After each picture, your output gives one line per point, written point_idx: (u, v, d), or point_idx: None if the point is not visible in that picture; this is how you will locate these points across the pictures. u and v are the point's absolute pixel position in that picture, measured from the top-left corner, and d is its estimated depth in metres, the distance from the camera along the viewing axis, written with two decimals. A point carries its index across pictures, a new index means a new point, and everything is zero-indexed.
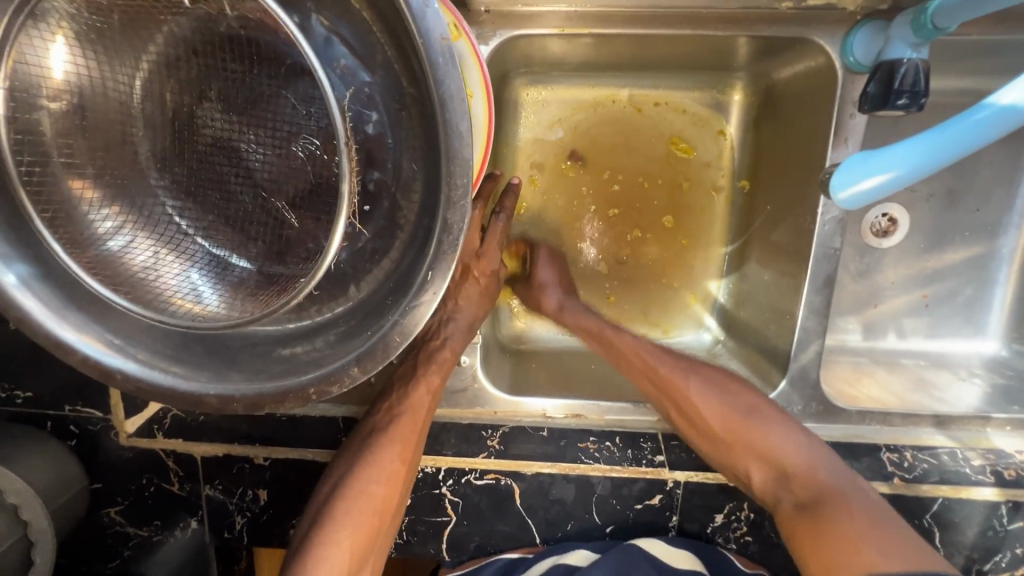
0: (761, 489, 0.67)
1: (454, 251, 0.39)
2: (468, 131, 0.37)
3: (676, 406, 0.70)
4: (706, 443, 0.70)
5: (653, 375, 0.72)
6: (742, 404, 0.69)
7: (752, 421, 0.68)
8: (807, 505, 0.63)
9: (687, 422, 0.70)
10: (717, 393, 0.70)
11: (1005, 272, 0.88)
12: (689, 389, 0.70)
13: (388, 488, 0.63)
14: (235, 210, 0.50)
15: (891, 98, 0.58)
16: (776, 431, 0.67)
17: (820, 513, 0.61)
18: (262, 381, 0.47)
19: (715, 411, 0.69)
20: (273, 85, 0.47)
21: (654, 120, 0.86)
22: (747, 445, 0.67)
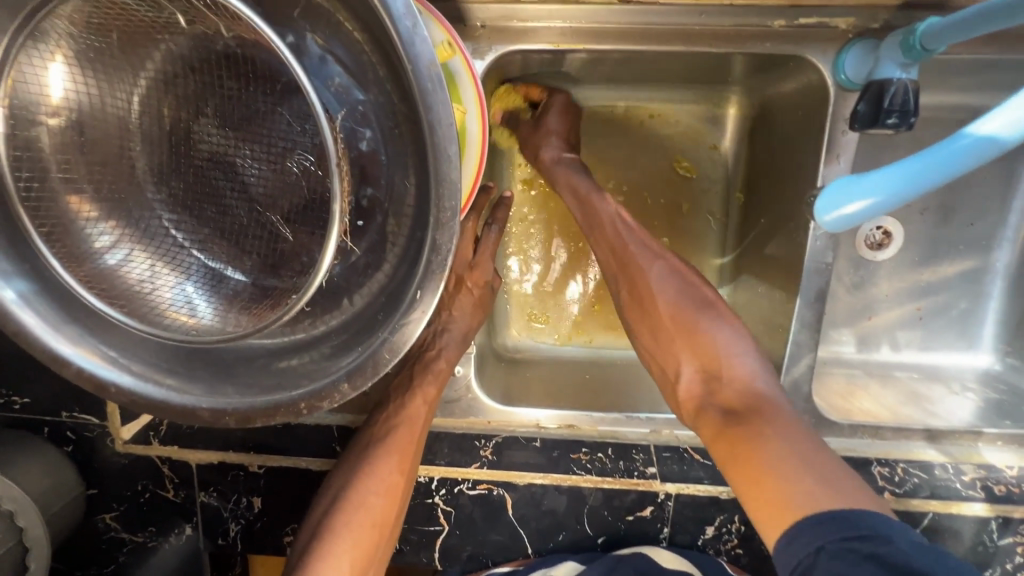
0: (687, 387, 0.63)
1: (443, 270, 0.40)
2: (456, 155, 0.37)
3: (633, 287, 0.68)
4: (651, 334, 0.67)
5: (619, 251, 0.70)
6: (702, 301, 0.66)
7: (703, 315, 0.65)
8: (732, 410, 0.57)
9: (642, 307, 0.68)
10: (676, 277, 0.67)
11: (998, 286, 0.88)
12: (649, 271, 0.68)
13: (386, 500, 0.63)
14: (230, 223, 0.51)
15: (881, 117, 0.58)
16: (721, 333, 0.64)
17: (747, 418, 0.56)
18: (254, 396, 0.47)
19: (672, 295, 0.66)
20: (268, 102, 0.48)
21: (654, 133, 0.86)
22: (690, 338, 0.63)
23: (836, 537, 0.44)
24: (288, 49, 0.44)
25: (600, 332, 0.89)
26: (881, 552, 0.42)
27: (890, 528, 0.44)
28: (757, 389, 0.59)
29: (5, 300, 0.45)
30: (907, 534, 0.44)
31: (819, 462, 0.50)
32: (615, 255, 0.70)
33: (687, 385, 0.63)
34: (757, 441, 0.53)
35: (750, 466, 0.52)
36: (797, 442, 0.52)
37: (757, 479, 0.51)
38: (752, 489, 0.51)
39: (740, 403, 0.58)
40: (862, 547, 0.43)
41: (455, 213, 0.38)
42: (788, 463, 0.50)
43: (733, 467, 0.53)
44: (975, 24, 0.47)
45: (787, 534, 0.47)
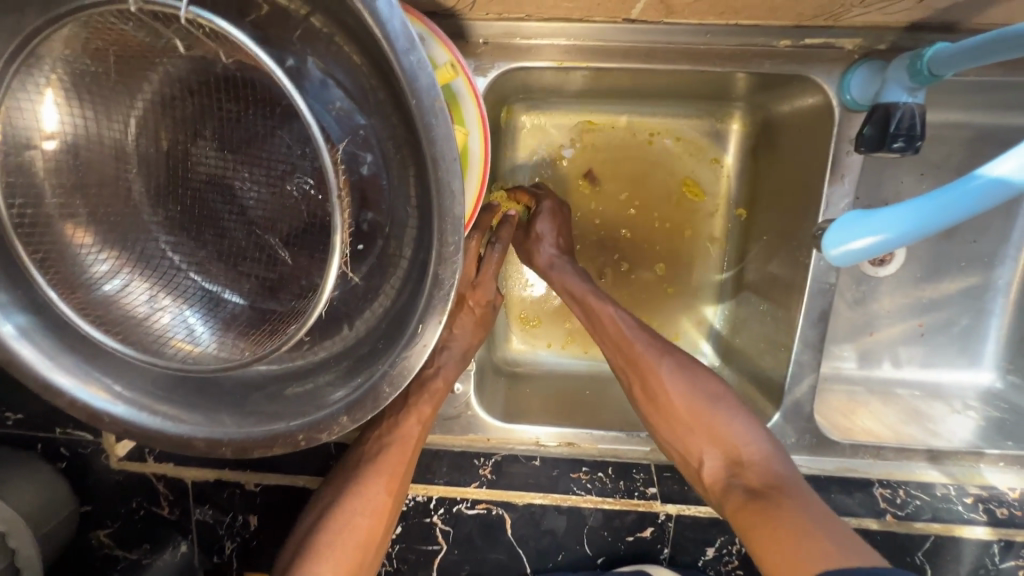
0: (711, 476, 0.63)
1: (445, 305, 0.39)
2: (461, 191, 0.37)
3: (645, 382, 0.68)
4: (665, 428, 0.67)
5: (626, 348, 0.70)
6: (711, 389, 0.66)
7: (715, 406, 0.65)
8: (758, 494, 0.58)
9: (655, 403, 0.67)
10: (686, 371, 0.67)
11: (1000, 303, 0.88)
12: (659, 367, 0.67)
13: (372, 520, 0.63)
14: (230, 247, 0.50)
15: (887, 141, 0.58)
16: (735, 421, 0.64)
17: (775, 500, 0.57)
18: (251, 425, 0.46)
19: (683, 389, 0.66)
20: (268, 125, 0.47)
21: (659, 148, 0.86)
22: (704, 429, 0.64)
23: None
24: (288, 78, 0.41)
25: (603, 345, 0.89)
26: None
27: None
28: (778, 470, 0.60)
29: (5, 334, 0.45)
30: None
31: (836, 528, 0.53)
32: (628, 349, 0.70)
33: (711, 475, 0.63)
34: (783, 518, 0.55)
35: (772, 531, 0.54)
36: (821, 516, 0.54)
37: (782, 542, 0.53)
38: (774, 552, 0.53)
39: (765, 485, 0.59)
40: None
41: (458, 247, 0.38)
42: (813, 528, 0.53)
43: (763, 546, 0.54)
44: (983, 53, 0.47)
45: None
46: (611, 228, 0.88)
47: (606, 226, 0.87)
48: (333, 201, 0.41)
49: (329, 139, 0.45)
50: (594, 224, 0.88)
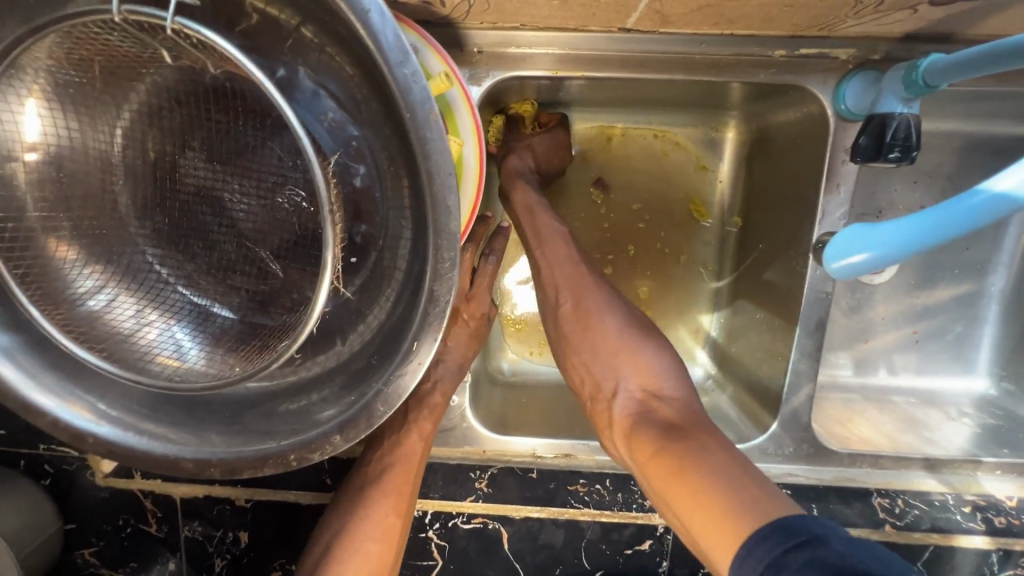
0: (625, 407, 0.63)
1: (440, 321, 0.38)
2: (457, 206, 0.36)
3: (577, 308, 0.68)
4: (589, 354, 0.67)
5: (572, 267, 0.71)
6: (643, 327, 0.68)
7: (643, 338, 0.67)
8: (666, 427, 0.59)
9: (583, 329, 0.68)
10: (620, 304, 0.69)
11: (993, 310, 0.88)
12: (598, 293, 0.69)
13: (382, 546, 0.61)
14: (218, 260, 0.49)
15: (884, 151, 0.58)
16: (655, 358, 0.66)
17: (681, 432, 0.58)
18: (241, 446, 0.45)
19: (615, 318, 0.68)
20: (258, 136, 0.46)
21: (661, 158, 0.85)
22: (629, 356, 0.65)
23: (781, 550, 0.44)
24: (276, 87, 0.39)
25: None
26: (821, 555, 0.42)
27: (824, 529, 0.45)
28: (685, 409, 0.61)
29: None
30: (835, 529, 0.45)
31: (747, 479, 0.51)
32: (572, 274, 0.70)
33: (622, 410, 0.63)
34: (691, 465, 0.53)
35: (689, 489, 0.52)
36: (728, 461, 0.53)
37: (701, 512, 0.51)
38: (696, 512, 0.51)
39: (673, 421, 0.60)
40: (803, 554, 0.43)
41: (454, 263, 0.37)
42: (723, 488, 0.50)
43: (675, 494, 0.53)
44: (979, 65, 0.47)
45: (741, 554, 0.46)
46: (614, 236, 0.87)
47: (611, 232, 0.87)
48: (324, 214, 0.39)
49: (323, 152, 0.44)
50: (600, 229, 0.87)
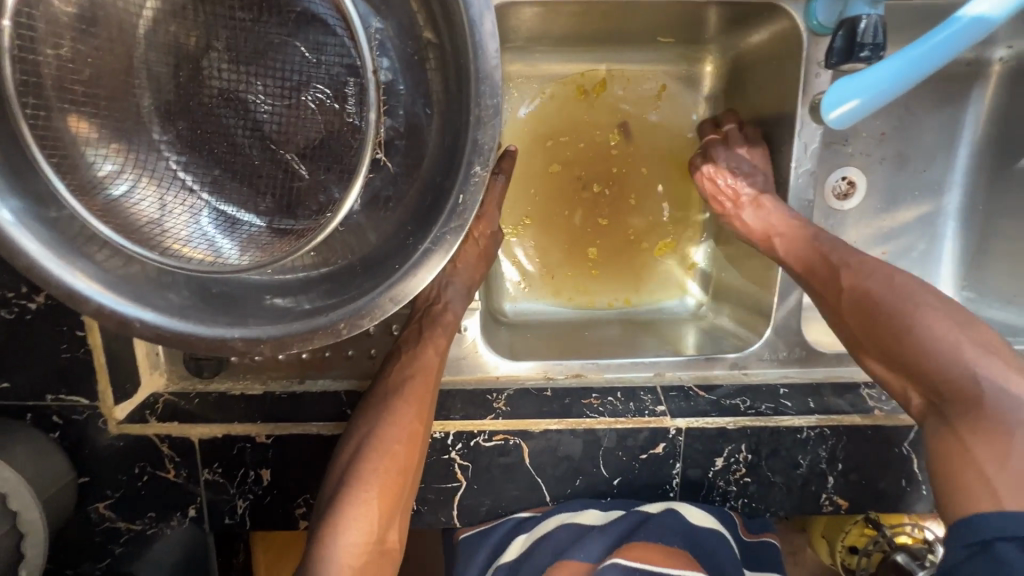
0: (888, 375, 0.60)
1: (483, 166, 0.46)
2: (497, 56, 0.44)
3: (833, 297, 0.64)
4: (881, 340, 0.59)
5: (806, 255, 0.68)
6: (904, 294, 0.59)
7: (917, 312, 0.58)
8: (947, 404, 0.54)
9: (826, 293, 0.65)
10: (885, 277, 0.61)
11: (950, 227, 0.94)
12: (834, 266, 0.65)
13: (408, 448, 0.62)
14: (242, 163, 0.51)
15: (855, 51, 0.64)
16: (961, 333, 0.55)
17: (971, 419, 0.51)
18: (288, 323, 0.49)
19: (877, 292, 0.61)
20: (282, 33, 0.48)
21: (652, 100, 0.89)
22: (888, 323, 0.59)
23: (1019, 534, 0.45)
24: None
25: (576, 286, 0.92)
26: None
27: None
28: (985, 387, 0.52)
29: (3, 222, 0.43)
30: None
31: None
32: (821, 264, 0.67)
33: (916, 404, 0.57)
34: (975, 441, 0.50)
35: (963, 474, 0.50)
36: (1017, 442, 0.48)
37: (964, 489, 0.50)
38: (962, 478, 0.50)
39: (957, 410, 0.52)
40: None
41: (496, 110, 0.45)
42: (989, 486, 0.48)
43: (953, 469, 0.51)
44: None
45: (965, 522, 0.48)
46: (606, 181, 0.90)
47: (611, 177, 0.90)
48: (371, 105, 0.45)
49: (375, 56, 0.48)
50: (603, 173, 0.90)
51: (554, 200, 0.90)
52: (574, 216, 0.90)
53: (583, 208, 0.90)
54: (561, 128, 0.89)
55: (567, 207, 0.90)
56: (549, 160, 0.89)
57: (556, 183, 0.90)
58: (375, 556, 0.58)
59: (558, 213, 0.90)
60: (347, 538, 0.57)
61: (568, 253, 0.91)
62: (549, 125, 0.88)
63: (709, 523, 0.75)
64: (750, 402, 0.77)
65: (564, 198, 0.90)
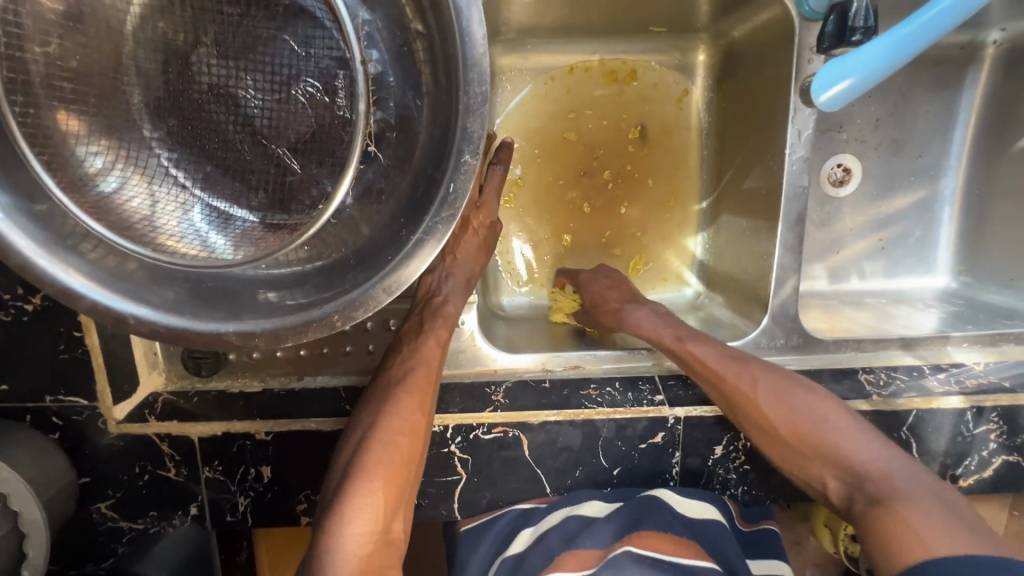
0: (806, 466, 0.66)
1: (472, 154, 0.46)
2: (483, 41, 0.44)
3: (744, 401, 0.69)
4: (800, 436, 0.66)
5: (712, 358, 0.71)
6: (805, 397, 0.68)
7: (821, 412, 0.67)
8: (865, 488, 0.61)
9: (743, 392, 0.69)
10: (778, 375, 0.70)
11: (947, 212, 0.93)
12: (752, 372, 0.70)
13: (411, 439, 0.62)
14: (234, 159, 0.51)
15: (847, 37, 0.66)
16: (856, 428, 0.65)
17: (887, 492, 0.59)
18: (283, 317, 0.49)
19: (787, 396, 0.68)
20: (271, 27, 0.49)
21: (645, 87, 0.89)
22: (806, 423, 0.66)
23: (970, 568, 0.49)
24: None
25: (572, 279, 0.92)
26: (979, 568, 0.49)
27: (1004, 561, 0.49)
28: (886, 470, 0.61)
29: None
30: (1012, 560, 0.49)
31: (945, 517, 0.55)
32: (732, 365, 0.70)
33: (832, 488, 0.64)
34: (903, 508, 0.56)
35: (898, 525, 0.55)
36: (932, 507, 0.56)
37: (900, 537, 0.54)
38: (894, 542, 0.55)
39: (876, 489, 0.60)
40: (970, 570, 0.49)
41: (483, 97, 0.45)
42: (924, 533, 0.53)
43: (884, 527, 0.56)
44: None
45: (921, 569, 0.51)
46: (601, 172, 0.90)
47: (606, 167, 0.90)
48: (360, 102, 0.46)
49: (363, 47, 0.48)
50: (597, 163, 0.90)
51: (549, 191, 0.90)
52: (569, 207, 0.91)
53: (576, 201, 0.90)
54: (555, 120, 0.89)
55: (562, 199, 0.90)
56: (543, 152, 0.89)
57: (550, 175, 0.90)
58: (381, 546, 0.59)
59: (553, 182, 0.90)
60: (353, 529, 0.57)
61: (568, 243, 0.92)
62: (543, 118, 0.89)
63: (709, 513, 0.75)
64: None
65: (560, 186, 0.90)
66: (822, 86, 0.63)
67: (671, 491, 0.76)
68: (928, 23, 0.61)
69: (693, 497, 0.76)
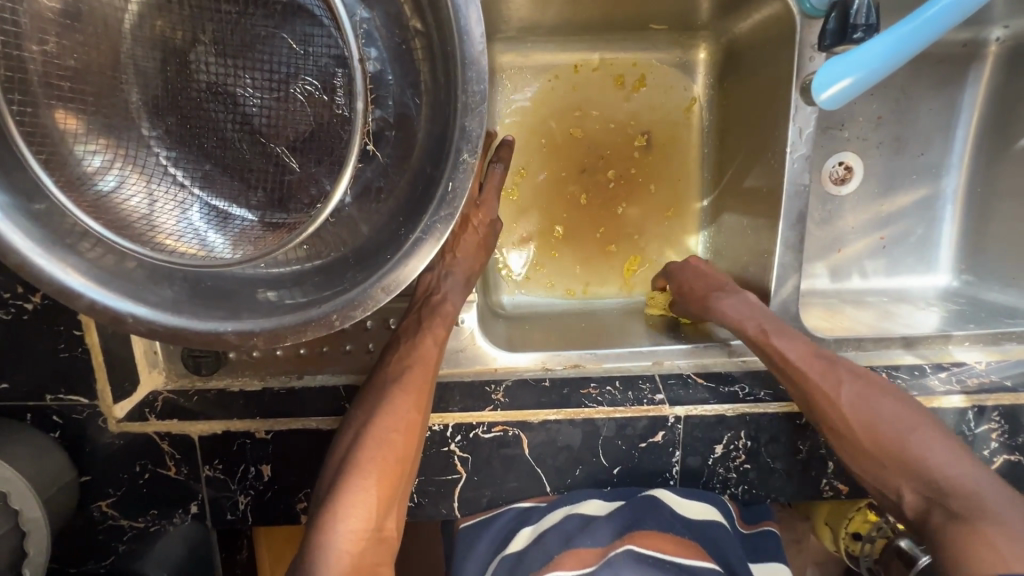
0: (884, 478, 0.64)
1: (471, 153, 0.46)
2: (481, 39, 0.44)
3: (823, 402, 0.67)
4: (882, 445, 0.64)
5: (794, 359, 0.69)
6: (893, 406, 0.66)
7: (907, 423, 0.64)
8: (948, 504, 0.59)
9: (824, 394, 0.67)
10: (865, 382, 0.67)
11: (949, 210, 0.93)
12: (836, 375, 0.68)
13: (406, 437, 0.62)
14: (232, 158, 0.51)
15: (849, 33, 0.65)
16: (945, 444, 0.62)
17: (969, 511, 0.57)
18: (280, 316, 0.49)
19: (871, 403, 0.66)
20: (269, 25, 0.48)
21: (646, 85, 0.89)
22: (890, 432, 0.64)
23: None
24: None
25: (572, 278, 0.92)
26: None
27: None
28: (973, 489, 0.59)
29: None
30: None
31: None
32: (814, 368, 0.68)
33: (910, 501, 0.62)
34: (987, 528, 0.55)
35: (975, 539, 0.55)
36: (1019, 531, 0.54)
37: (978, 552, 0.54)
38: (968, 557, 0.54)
39: (960, 506, 0.58)
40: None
41: (482, 96, 0.45)
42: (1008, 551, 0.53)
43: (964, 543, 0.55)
44: None
45: None
46: (602, 170, 0.90)
47: (608, 165, 0.90)
48: (358, 100, 0.45)
49: (362, 46, 0.48)
50: (598, 161, 0.90)
51: (550, 189, 0.90)
52: (570, 206, 0.90)
53: (577, 199, 0.90)
54: (556, 118, 0.89)
55: (563, 198, 0.90)
56: (544, 150, 0.89)
57: (552, 173, 0.89)
58: (373, 543, 0.58)
59: (556, 172, 0.90)
60: (345, 526, 0.57)
61: (569, 241, 0.91)
62: (544, 116, 0.88)
63: (709, 512, 0.75)
64: (749, 388, 0.76)
65: (561, 184, 0.90)
66: (821, 86, 0.63)
67: (669, 490, 0.76)
68: (928, 23, 0.60)
69: (693, 498, 0.76)
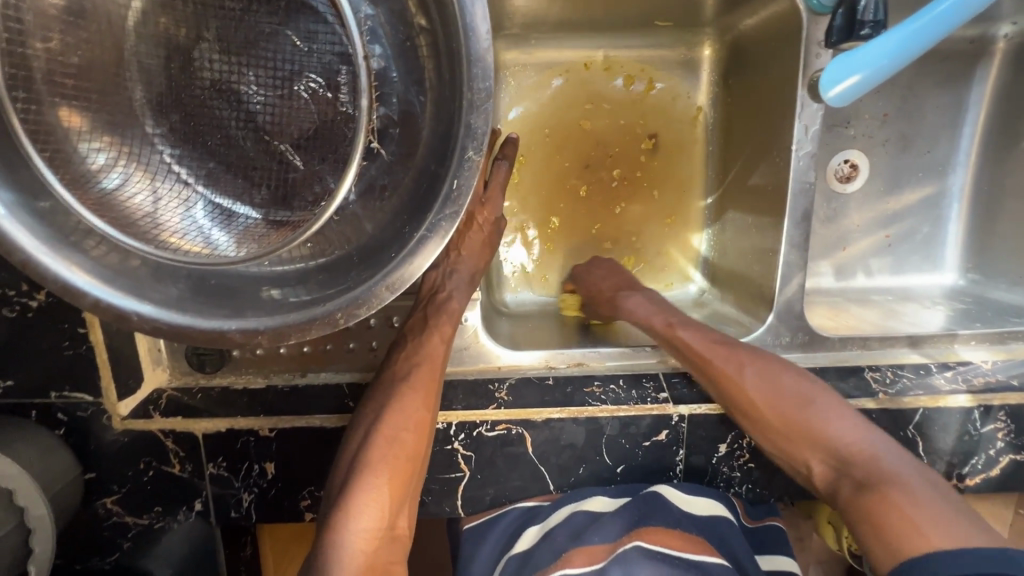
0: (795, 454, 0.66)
1: (476, 151, 0.46)
2: (486, 35, 0.44)
3: (728, 385, 0.69)
4: (789, 422, 0.66)
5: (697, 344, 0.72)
6: (791, 384, 0.68)
7: (807, 399, 0.67)
8: (852, 472, 0.61)
9: (729, 376, 0.69)
10: (766, 362, 0.70)
11: (955, 208, 0.92)
12: (739, 358, 0.70)
13: (416, 436, 0.62)
14: (236, 155, 0.51)
15: (857, 29, 0.66)
16: (843, 414, 0.65)
17: (875, 477, 0.59)
18: (286, 314, 0.49)
19: (774, 382, 0.68)
20: (273, 22, 0.48)
21: (649, 83, 0.88)
22: (794, 409, 0.66)
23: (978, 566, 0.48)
24: None
25: None
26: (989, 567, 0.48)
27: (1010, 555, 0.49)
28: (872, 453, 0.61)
29: None
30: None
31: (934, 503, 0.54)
32: (716, 353, 0.71)
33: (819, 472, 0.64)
34: (899, 494, 0.56)
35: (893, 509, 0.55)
36: (926, 494, 0.56)
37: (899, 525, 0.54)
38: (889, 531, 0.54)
39: (862, 472, 0.60)
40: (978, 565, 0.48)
41: (487, 93, 0.45)
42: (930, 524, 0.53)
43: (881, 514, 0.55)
44: None
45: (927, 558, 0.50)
46: (605, 168, 0.89)
47: (611, 163, 0.89)
48: (363, 98, 0.45)
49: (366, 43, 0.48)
50: (601, 159, 0.89)
51: (552, 186, 0.90)
52: (573, 204, 0.90)
53: (580, 197, 0.90)
54: (559, 115, 0.88)
55: (566, 196, 0.90)
56: (547, 148, 0.88)
57: (554, 170, 0.89)
58: (386, 542, 0.59)
59: (558, 169, 0.89)
60: (359, 525, 0.57)
61: (572, 239, 0.91)
62: (547, 114, 0.88)
63: (715, 509, 0.75)
64: None
65: (564, 181, 0.89)
66: (829, 82, 0.63)
67: (673, 486, 0.75)
68: (941, 17, 0.59)
69: (699, 494, 0.75)
